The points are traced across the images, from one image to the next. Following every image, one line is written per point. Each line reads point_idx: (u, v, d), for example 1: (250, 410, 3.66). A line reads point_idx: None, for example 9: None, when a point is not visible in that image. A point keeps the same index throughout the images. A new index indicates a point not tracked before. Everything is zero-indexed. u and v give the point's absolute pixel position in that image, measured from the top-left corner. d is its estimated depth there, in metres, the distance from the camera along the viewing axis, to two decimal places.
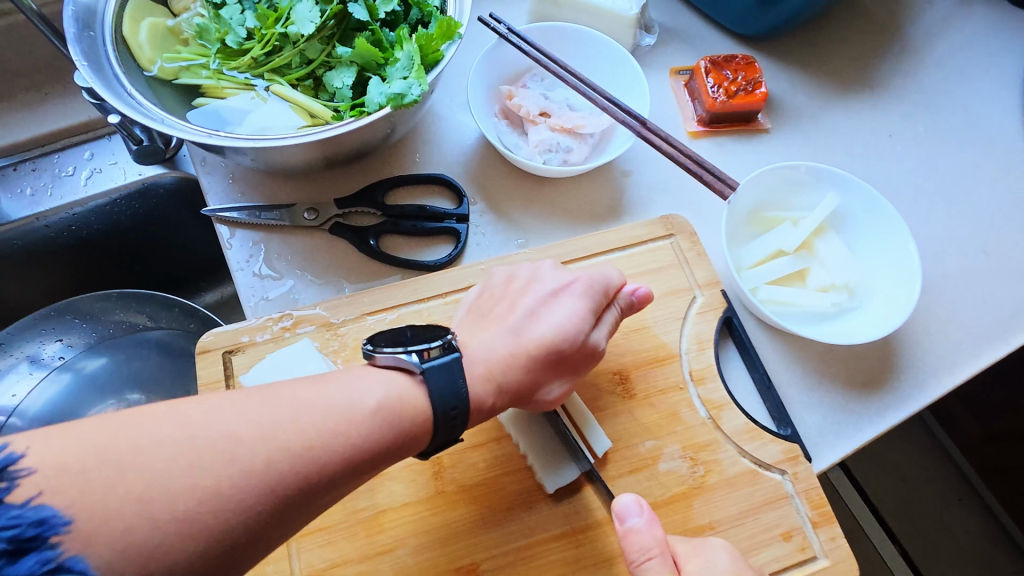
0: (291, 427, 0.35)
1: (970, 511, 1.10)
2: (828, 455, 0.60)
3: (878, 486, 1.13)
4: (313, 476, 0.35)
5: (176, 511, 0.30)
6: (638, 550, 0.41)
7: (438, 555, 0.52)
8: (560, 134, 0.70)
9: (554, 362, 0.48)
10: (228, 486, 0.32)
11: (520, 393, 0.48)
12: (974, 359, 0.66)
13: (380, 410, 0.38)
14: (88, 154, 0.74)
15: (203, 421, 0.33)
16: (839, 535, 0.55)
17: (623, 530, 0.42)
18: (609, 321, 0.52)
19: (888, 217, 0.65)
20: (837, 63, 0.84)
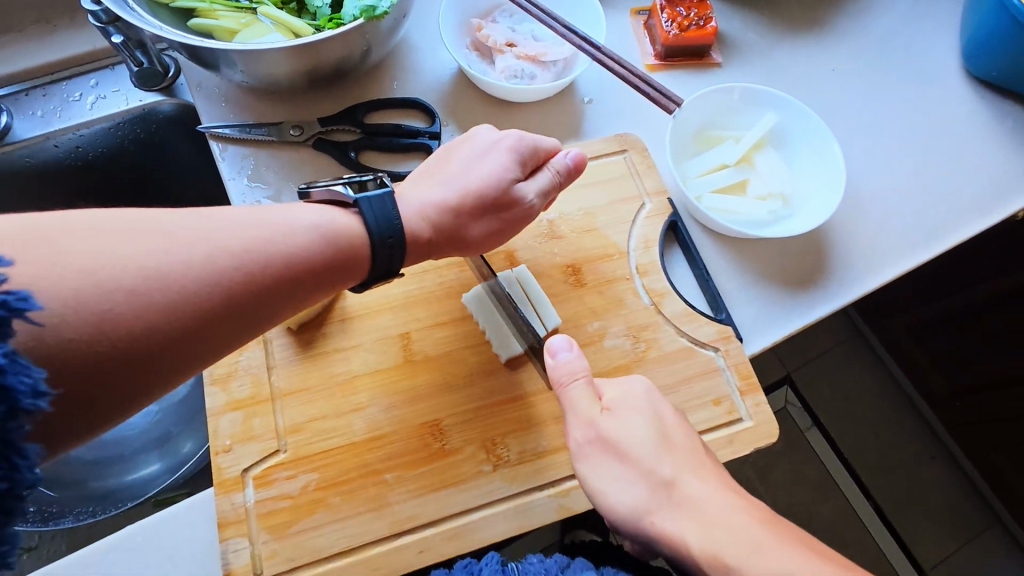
0: (231, 233, 0.41)
1: (941, 468, 1.18)
2: (760, 340, 0.67)
3: (855, 448, 1.21)
4: (250, 277, 0.41)
5: (124, 281, 0.35)
6: (565, 375, 0.53)
7: (406, 411, 0.59)
8: (524, 61, 0.76)
9: (484, 209, 0.55)
10: (173, 270, 0.38)
11: (451, 234, 0.55)
12: (899, 265, 0.73)
13: (315, 231, 0.46)
14: (93, 82, 0.80)
15: (161, 224, 0.39)
16: (763, 401, 0.62)
17: (554, 361, 0.54)
18: (545, 179, 0.58)
19: (819, 129, 0.71)
20: (788, 7, 0.90)
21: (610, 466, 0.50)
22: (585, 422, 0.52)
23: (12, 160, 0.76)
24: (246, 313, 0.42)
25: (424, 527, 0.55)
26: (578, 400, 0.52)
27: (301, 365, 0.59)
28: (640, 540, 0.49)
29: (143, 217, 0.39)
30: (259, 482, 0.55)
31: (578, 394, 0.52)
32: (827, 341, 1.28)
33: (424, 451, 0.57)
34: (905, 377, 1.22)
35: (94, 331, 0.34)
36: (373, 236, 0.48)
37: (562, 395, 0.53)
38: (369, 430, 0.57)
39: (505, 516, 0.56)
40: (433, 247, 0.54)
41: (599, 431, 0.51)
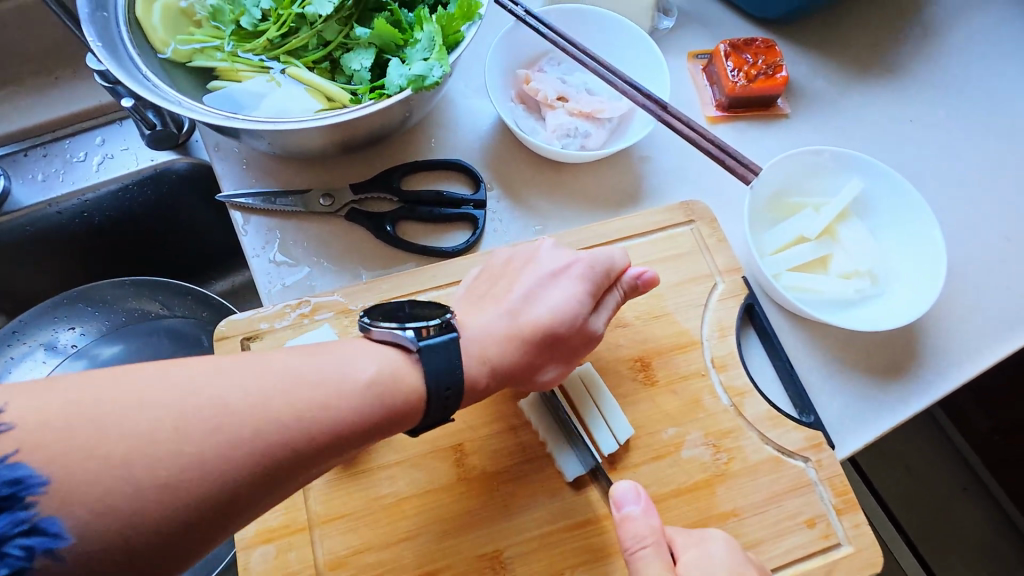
0: (284, 394, 0.36)
1: (975, 502, 1.04)
2: (850, 441, 0.60)
3: (882, 479, 1.06)
4: (300, 445, 0.35)
5: (159, 475, 0.31)
6: (631, 534, 0.44)
7: (461, 541, 0.51)
8: (578, 118, 0.69)
9: (551, 344, 0.49)
10: (214, 453, 0.32)
11: (517, 375, 0.48)
12: (997, 348, 0.65)
13: (372, 384, 0.39)
14: (99, 140, 0.73)
15: (214, 388, 0.34)
16: (863, 522, 0.54)
17: (620, 516, 0.44)
18: (612, 306, 0.53)
19: (912, 202, 0.64)
20: (857, 48, 0.83)
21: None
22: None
23: (11, 229, 0.69)
24: (292, 483, 0.36)
25: None
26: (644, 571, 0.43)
27: (341, 486, 0.52)
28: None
29: (197, 378, 0.34)
30: None
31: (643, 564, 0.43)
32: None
33: None
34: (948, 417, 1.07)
35: (118, 535, 0.30)
36: (432, 389, 0.42)
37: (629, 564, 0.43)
38: (420, 564, 0.50)
39: None
40: (492, 387, 0.47)
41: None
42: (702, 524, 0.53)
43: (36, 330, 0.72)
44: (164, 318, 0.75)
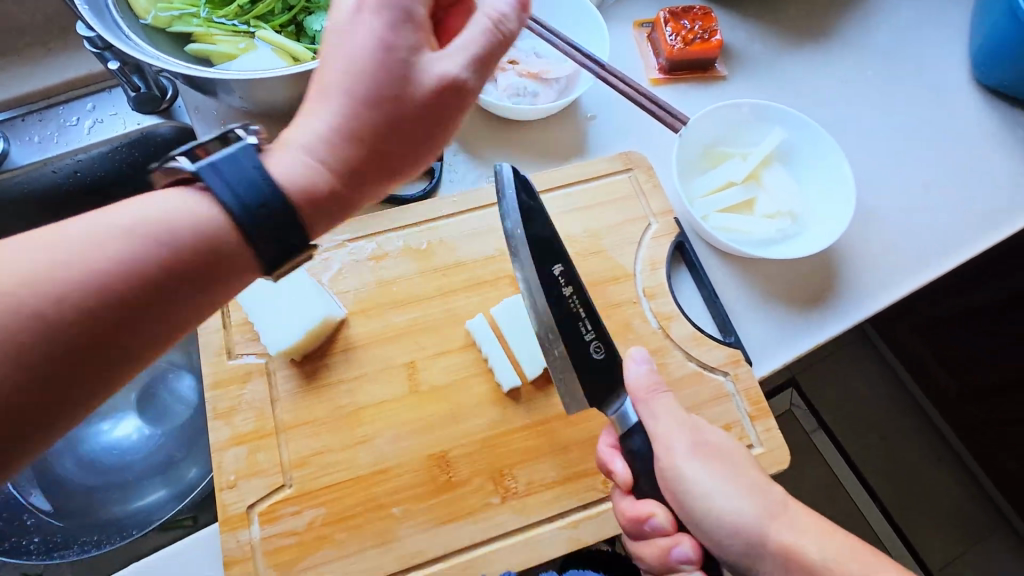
0: (92, 245, 0.33)
1: (946, 469, 1.18)
2: (769, 362, 0.66)
3: (860, 448, 1.21)
4: (131, 293, 0.33)
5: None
6: (649, 382, 0.53)
7: (413, 443, 0.58)
8: (527, 79, 0.75)
9: (392, 117, 0.37)
10: (33, 307, 0.31)
11: (382, 169, 0.39)
12: (908, 281, 0.72)
13: (193, 220, 0.35)
14: (90, 106, 0.80)
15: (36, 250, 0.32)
16: (774, 427, 0.61)
17: (637, 371, 0.54)
18: (472, 47, 0.39)
19: (828, 147, 0.70)
20: (792, 15, 0.89)
21: (709, 470, 0.50)
22: (677, 430, 0.52)
23: (6, 186, 0.74)
24: (145, 330, 0.35)
25: (431, 562, 0.54)
26: (663, 410, 0.52)
27: (306, 398, 0.59)
28: (738, 550, 0.48)
29: (18, 240, 0.32)
30: (265, 519, 0.54)
31: (665, 404, 0.53)
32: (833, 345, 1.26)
33: (431, 484, 0.56)
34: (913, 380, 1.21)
35: None
36: (240, 226, 0.35)
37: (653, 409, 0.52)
38: (376, 463, 0.57)
39: (514, 549, 0.55)
40: (338, 201, 0.38)
41: (699, 438, 0.52)
42: None
43: None
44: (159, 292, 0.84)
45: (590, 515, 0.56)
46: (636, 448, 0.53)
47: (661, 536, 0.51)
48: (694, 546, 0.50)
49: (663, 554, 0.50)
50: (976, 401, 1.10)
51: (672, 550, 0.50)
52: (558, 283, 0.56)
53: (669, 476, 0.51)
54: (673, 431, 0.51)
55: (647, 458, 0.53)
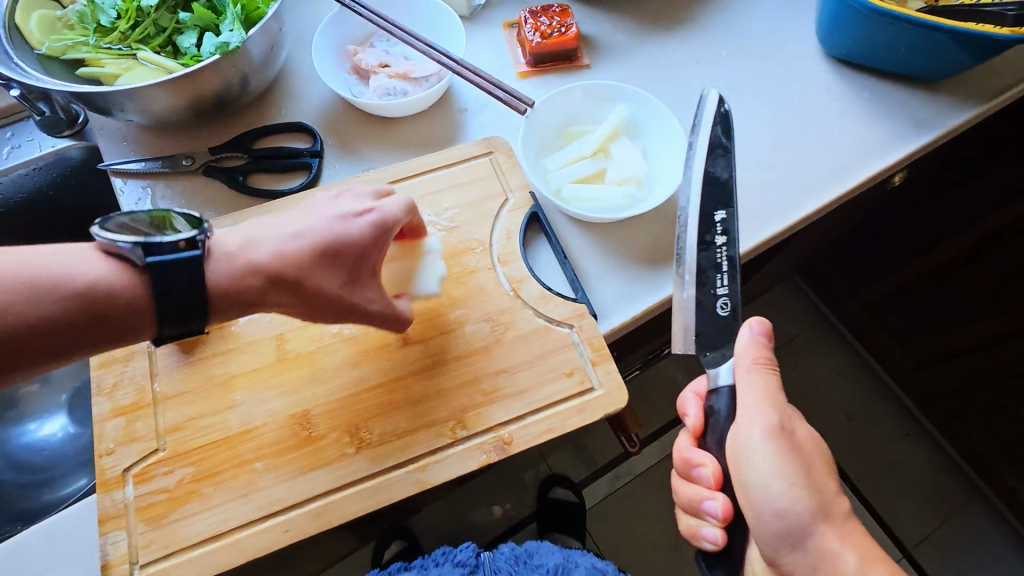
0: (24, 285, 0.44)
1: (913, 442, 1.45)
2: (617, 316, 0.71)
3: (874, 427, 1.47)
4: (49, 319, 0.44)
5: None
6: (755, 353, 0.60)
7: (278, 405, 0.63)
8: (396, 80, 0.83)
9: (332, 257, 0.55)
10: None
11: (312, 300, 0.55)
12: (753, 237, 0.79)
13: (113, 280, 0.47)
14: (9, 134, 0.88)
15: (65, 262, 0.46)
16: (613, 370, 0.66)
17: (762, 343, 0.60)
18: (354, 216, 0.58)
19: (666, 119, 0.78)
20: (652, 7, 0.97)
21: (778, 455, 0.56)
22: (765, 406, 0.58)
23: None
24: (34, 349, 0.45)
25: (290, 509, 0.59)
26: (759, 383, 0.59)
27: (181, 371, 0.65)
28: (776, 532, 0.56)
29: None
30: (139, 479, 0.60)
31: (765, 379, 0.59)
32: (797, 327, 1.58)
33: (293, 440, 0.62)
34: (869, 355, 1.50)
35: None
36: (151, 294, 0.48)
37: (744, 377, 0.60)
38: (243, 425, 0.62)
39: (367, 493, 0.60)
40: (291, 282, 0.53)
41: (787, 424, 0.57)
42: (476, 380, 0.65)
43: None
44: None
45: (439, 459, 0.61)
46: (717, 406, 0.62)
47: (704, 486, 0.61)
48: (724, 505, 0.58)
49: (699, 499, 0.61)
50: (921, 376, 1.36)
51: (706, 501, 0.60)
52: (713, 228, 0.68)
53: (736, 441, 0.58)
54: (757, 410, 0.58)
55: (724, 420, 0.61)
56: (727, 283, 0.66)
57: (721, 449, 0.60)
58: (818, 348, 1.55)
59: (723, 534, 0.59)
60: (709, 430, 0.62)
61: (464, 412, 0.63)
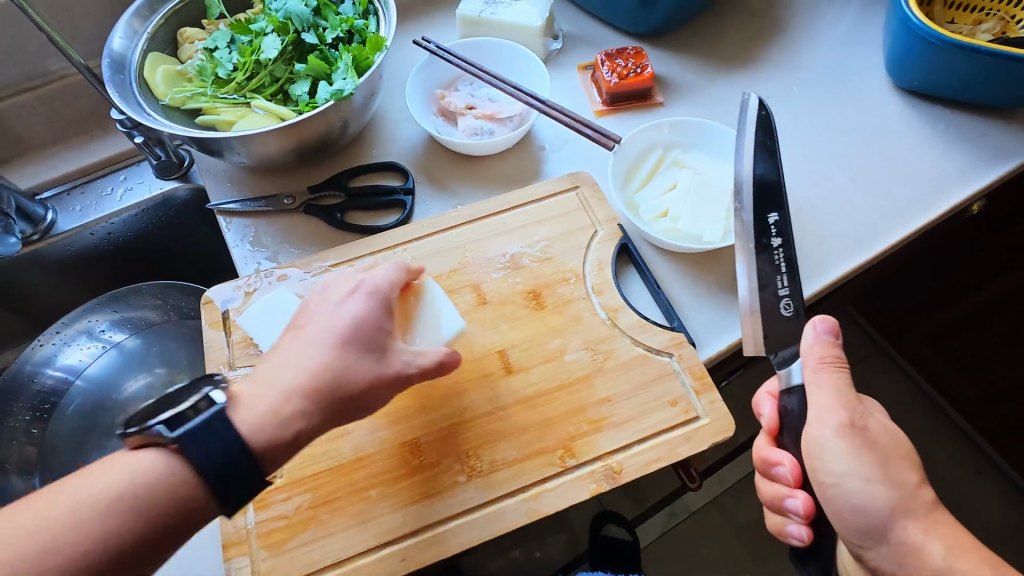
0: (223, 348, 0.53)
1: (990, 481, 1.37)
2: (714, 345, 0.72)
3: (947, 464, 1.39)
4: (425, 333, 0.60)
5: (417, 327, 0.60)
6: (821, 350, 0.58)
7: (387, 432, 0.65)
8: (483, 120, 0.87)
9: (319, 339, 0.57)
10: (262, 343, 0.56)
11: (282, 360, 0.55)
12: (843, 266, 0.78)
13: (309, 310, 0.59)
14: (122, 177, 0.98)
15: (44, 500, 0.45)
16: (717, 399, 0.66)
17: (834, 340, 0.58)
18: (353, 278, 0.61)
19: None
20: (720, 48, 1.01)
21: (851, 452, 0.53)
22: (833, 407, 0.55)
23: (57, 250, 0.93)
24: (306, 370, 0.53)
25: (405, 537, 0.60)
26: (828, 382, 0.56)
27: None
28: (857, 529, 0.54)
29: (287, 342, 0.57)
30: (259, 505, 0.61)
31: (834, 379, 0.57)
32: (851, 359, 1.53)
33: (405, 468, 0.63)
34: (936, 392, 1.45)
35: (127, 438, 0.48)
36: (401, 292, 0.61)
37: (813, 375, 0.57)
38: (356, 452, 0.64)
39: (479, 522, 0.60)
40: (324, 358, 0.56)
41: (860, 421, 0.55)
42: (581, 408, 0.66)
43: (75, 325, 0.95)
44: (158, 325, 0.99)
45: (549, 487, 0.62)
46: (790, 406, 0.60)
47: (784, 485, 0.60)
48: (805, 503, 0.58)
49: (778, 498, 0.60)
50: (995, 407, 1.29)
51: (785, 499, 0.59)
52: (772, 229, 0.66)
53: (810, 443, 0.56)
54: (826, 410, 0.56)
55: (798, 417, 0.59)
56: (789, 285, 0.64)
57: (799, 446, 0.59)
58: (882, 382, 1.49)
59: (809, 531, 0.58)
60: (785, 428, 0.60)
61: (572, 440, 0.64)
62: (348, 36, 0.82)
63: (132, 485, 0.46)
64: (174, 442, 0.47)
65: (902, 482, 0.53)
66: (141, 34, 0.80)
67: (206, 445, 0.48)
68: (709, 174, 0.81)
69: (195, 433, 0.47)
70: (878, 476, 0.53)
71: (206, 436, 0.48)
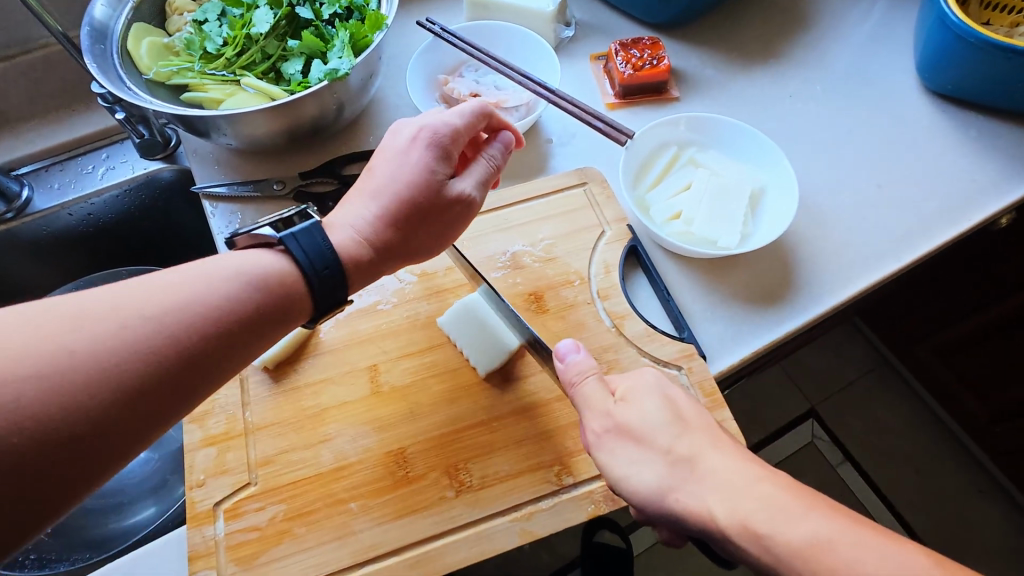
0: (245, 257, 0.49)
1: (992, 500, 1.31)
2: (726, 357, 0.67)
3: (946, 482, 1.34)
4: (457, 199, 0.57)
5: (469, 197, 0.58)
6: (575, 374, 0.55)
7: (372, 440, 0.60)
8: (488, 109, 0.82)
9: (417, 215, 0.55)
10: (381, 189, 0.55)
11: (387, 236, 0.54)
12: (864, 277, 0.73)
13: (407, 169, 0.56)
14: (104, 155, 0.94)
15: (121, 290, 0.42)
16: (729, 417, 0.62)
17: (564, 363, 0.56)
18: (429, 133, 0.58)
19: (783, 167, 0.74)
20: (741, 42, 0.96)
21: None
22: (589, 416, 0.53)
23: (32, 230, 0.89)
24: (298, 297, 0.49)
25: (385, 556, 0.55)
26: (580, 396, 0.54)
27: (272, 401, 0.62)
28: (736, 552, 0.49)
29: (367, 187, 0.56)
30: (229, 515, 0.57)
31: (586, 389, 0.54)
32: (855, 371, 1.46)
33: (389, 480, 0.58)
34: (940, 408, 1.38)
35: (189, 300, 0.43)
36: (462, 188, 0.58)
37: (573, 398, 0.55)
38: (337, 461, 0.59)
39: (467, 542, 0.56)
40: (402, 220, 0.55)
41: (614, 421, 0.51)
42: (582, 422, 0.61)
43: None
44: None
45: (543, 507, 0.57)
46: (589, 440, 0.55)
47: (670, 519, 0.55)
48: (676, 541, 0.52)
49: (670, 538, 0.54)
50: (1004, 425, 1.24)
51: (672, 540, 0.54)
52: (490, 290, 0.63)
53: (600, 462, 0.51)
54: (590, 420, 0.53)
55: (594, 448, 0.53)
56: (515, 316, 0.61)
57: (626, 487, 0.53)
58: (887, 397, 1.43)
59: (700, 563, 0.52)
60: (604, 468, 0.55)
61: (570, 457, 0.59)
62: (347, 12, 0.77)
63: (250, 271, 0.47)
64: (280, 241, 0.49)
65: (661, 449, 0.48)
66: (126, 3, 0.75)
67: (305, 244, 0.50)
68: (726, 175, 0.76)
69: (303, 233, 0.50)
70: (645, 463, 0.48)
71: (307, 237, 0.50)
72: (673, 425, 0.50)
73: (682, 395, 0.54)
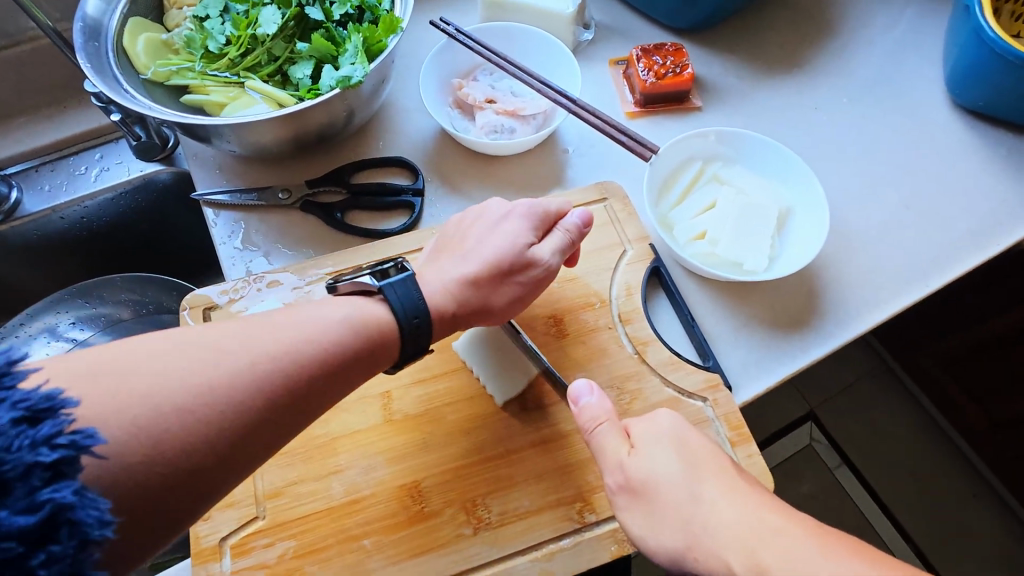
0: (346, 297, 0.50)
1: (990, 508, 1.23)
2: (750, 386, 0.65)
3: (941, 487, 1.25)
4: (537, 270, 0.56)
5: (549, 268, 0.57)
6: (590, 418, 0.52)
7: (385, 472, 0.58)
8: (503, 116, 0.78)
9: (499, 278, 0.55)
10: (471, 251, 0.56)
11: (472, 298, 0.54)
12: (889, 302, 0.71)
13: (498, 238, 0.56)
14: (98, 156, 0.89)
15: (233, 330, 0.42)
16: (756, 452, 0.60)
17: (578, 407, 0.53)
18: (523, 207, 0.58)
19: (811, 189, 0.72)
20: (765, 49, 0.92)
21: None
22: (607, 467, 0.51)
23: (21, 234, 0.85)
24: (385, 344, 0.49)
25: None
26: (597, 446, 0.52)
27: None
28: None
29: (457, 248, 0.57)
30: (237, 551, 0.54)
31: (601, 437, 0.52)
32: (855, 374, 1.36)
33: (403, 515, 0.56)
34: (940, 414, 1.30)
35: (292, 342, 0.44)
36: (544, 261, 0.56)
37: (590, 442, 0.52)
38: (349, 494, 0.56)
39: None
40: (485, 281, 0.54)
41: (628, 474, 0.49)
42: None
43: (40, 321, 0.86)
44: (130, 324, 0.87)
45: (564, 546, 0.55)
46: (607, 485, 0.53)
47: None
48: None
49: None
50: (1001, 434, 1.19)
51: None
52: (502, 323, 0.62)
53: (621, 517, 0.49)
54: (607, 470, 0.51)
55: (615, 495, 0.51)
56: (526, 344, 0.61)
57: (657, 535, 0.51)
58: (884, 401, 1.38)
59: None
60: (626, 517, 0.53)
61: (592, 493, 0.57)
62: (358, 13, 0.73)
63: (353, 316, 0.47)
64: (382, 289, 0.50)
65: (681, 504, 0.46)
66: None
67: (402, 295, 0.50)
68: (750, 194, 0.73)
69: (400, 283, 0.50)
70: (665, 518, 0.46)
71: (404, 287, 0.50)
72: (689, 472, 0.47)
73: (697, 435, 0.51)
